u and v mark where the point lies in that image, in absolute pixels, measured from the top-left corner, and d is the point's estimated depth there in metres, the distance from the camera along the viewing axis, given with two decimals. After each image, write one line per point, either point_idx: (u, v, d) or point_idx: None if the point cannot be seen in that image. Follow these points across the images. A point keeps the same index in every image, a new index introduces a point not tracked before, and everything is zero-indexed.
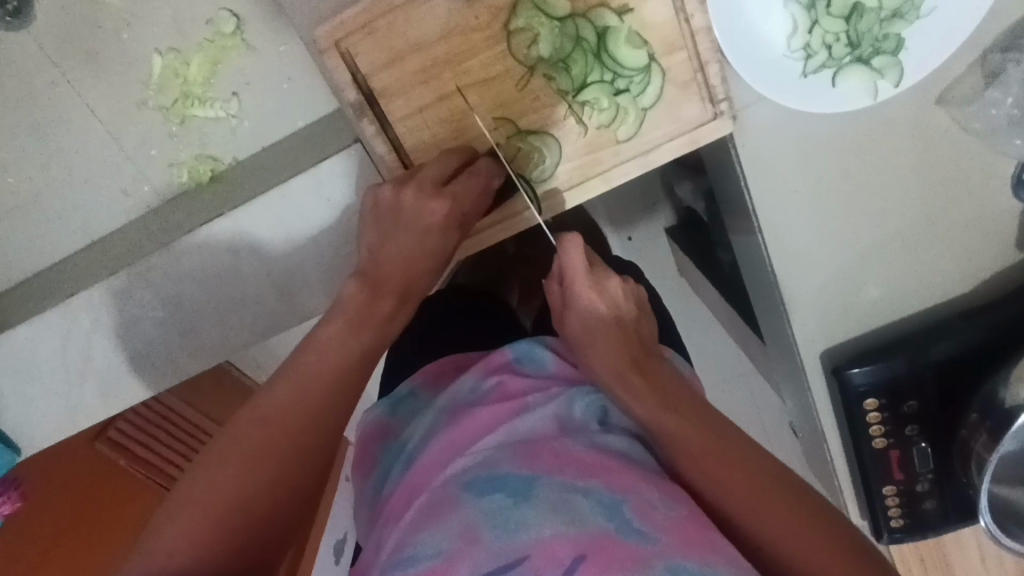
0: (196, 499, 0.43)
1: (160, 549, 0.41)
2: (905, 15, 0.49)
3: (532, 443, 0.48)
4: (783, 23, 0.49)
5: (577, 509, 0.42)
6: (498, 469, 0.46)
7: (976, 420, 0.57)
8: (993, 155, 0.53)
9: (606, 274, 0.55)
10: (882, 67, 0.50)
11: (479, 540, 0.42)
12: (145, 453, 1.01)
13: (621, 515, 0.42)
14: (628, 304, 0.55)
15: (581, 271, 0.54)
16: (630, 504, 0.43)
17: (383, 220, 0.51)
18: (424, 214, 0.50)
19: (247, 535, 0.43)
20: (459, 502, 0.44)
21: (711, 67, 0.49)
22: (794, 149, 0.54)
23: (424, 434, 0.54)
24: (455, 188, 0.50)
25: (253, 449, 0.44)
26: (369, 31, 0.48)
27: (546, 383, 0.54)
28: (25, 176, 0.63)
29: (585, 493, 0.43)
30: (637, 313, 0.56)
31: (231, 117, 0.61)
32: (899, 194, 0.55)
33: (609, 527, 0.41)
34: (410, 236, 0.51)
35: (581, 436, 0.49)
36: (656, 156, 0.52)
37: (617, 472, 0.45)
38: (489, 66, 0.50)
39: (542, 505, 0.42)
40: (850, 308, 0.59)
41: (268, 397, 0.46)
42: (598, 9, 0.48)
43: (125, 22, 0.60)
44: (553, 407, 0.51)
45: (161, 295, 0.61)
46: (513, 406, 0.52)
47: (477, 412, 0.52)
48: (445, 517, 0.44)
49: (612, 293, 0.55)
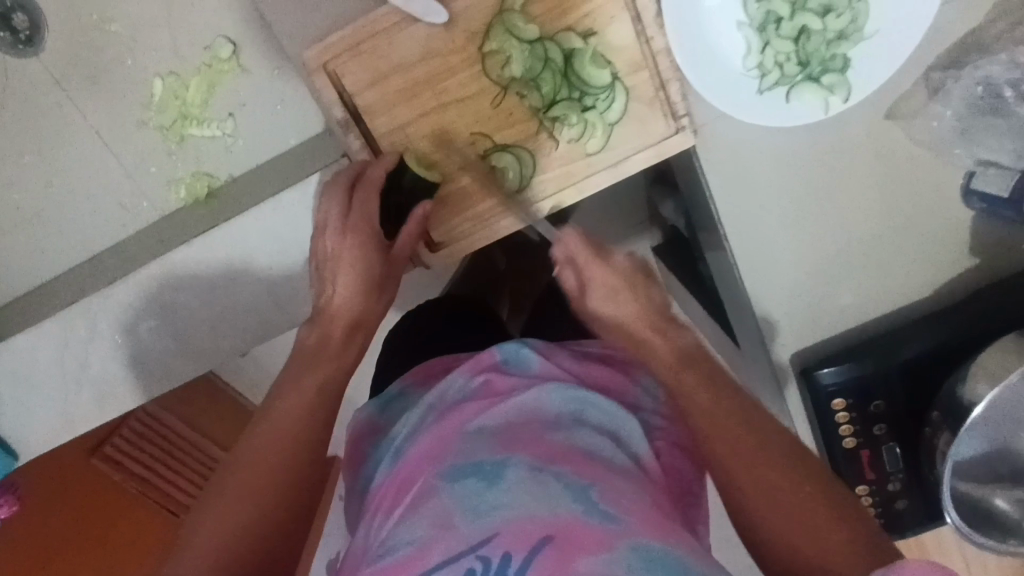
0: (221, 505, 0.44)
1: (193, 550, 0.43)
2: (849, 37, 0.53)
3: (509, 433, 0.51)
4: (737, 44, 0.53)
5: (548, 493, 0.44)
6: (475, 458, 0.48)
7: (938, 418, 0.60)
8: (943, 165, 0.57)
9: (610, 249, 0.56)
10: (832, 84, 0.53)
11: (453, 526, 0.44)
12: (138, 467, 1.02)
13: (590, 498, 0.44)
14: (638, 273, 0.56)
15: (586, 251, 0.55)
16: (597, 489, 0.45)
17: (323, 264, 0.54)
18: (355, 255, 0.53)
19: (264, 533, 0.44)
20: (437, 490, 0.47)
21: (672, 85, 0.53)
22: (754, 161, 0.57)
23: (411, 430, 0.57)
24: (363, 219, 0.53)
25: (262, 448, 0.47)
26: (354, 52, 0.52)
27: (532, 380, 0.57)
28: (30, 193, 0.66)
29: (556, 476, 0.45)
30: (650, 280, 0.56)
31: (227, 136, 0.64)
32: (856, 205, 0.59)
33: (576, 510, 0.43)
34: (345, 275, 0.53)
35: (558, 428, 0.51)
36: (627, 167, 0.56)
37: (592, 463, 0.48)
38: (466, 84, 0.53)
39: (514, 489, 0.44)
40: (821, 314, 0.62)
41: (267, 418, 0.48)
42: (565, 33, 0.52)
43: (129, 49, 0.64)
44: (530, 402, 0.54)
45: (156, 304, 0.64)
46: (496, 401, 0.55)
47: (462, 408, 0.55)
48: (424, 508, 0.46)
49: (620, 264, 0.56)
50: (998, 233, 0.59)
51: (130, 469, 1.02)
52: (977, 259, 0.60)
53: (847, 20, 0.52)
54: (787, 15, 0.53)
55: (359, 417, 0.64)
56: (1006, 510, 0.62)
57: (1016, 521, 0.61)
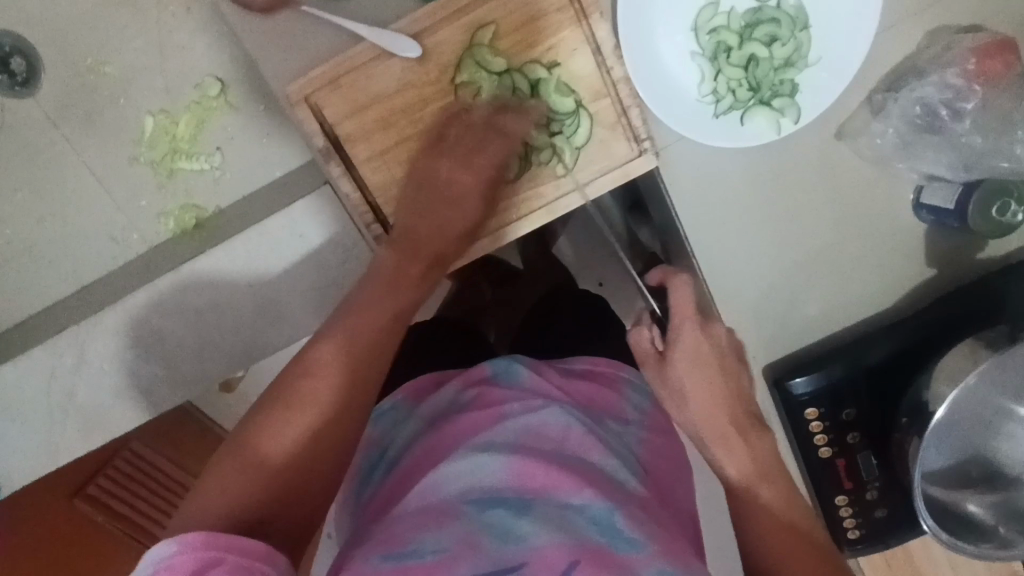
0: (259, 440, 0.47)
1: (231, 484, 0.46)
2: (794, 64, 0.57)
3: (520, 450, 0.52)
4: (693, 73, 0.57)
5: (572, 524, 0.47)
6: (492, 479, 0.50)
7: (906, 424, 0.61)
8: (893, 180, 0.61)
9: (712, 319, 0.58)
10: (782, 107, 0.57)
11: (480, 545, 0.45)
12: (121, 506, 1.01)
13: (614, 525, 0.47)
14: (732, 358, 0.58)
15: (688, 311, 0.57)
16: (619, 516, 0.48)
17: (422, 185, 0.57)
18: (454, 181, 0.56)
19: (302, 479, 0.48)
20: (459, 510, 0.48)
21: (632, 110, 0.56)
22: (716, 179, 0.61)
23: (407, 440, 0.60)
24: (482, 159, 0.56)
25: (305, 398, 0.49)
26: (333, 86, 0.55)
27: (525, 394, 0.59)
28: (22, 228, 0.68)
29: (578, 505, 0.48)
30: (744, 370, 0.58)
31: (215, 168, 0.67)
32: (816, 222, 0.62)
33: (603, 540, 0.46)
34: (440, 204, 0.56)
35: (567, 448, 0.54)
36: (595, 188, 0.59)
37: (604, 485, 0.51)
38: (440, 114, 0.57)
39: (541, 516, 0.47)
40: (788, 325, 0.65)
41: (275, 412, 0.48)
42: (530, 64, 0.56)
43: (122, 89, 0.67)
44: (532, 419, 0.56)
45: (145, 332, 0.65)
46: (493, 414, 0.57)
47: (459, 422, 0.56)
48: (447, 523, 0.46)
49: (717, 336, 0.57)
50: (947, 243, 0.63)
51: (113, 509, 1.00)
52: (934, 269, 0.63)
53: (791, 48, 0.57)
54: (736, 45, 0.57)
55: None
56: (976, 513, 0.62)
57: (989, 525, 0.62)
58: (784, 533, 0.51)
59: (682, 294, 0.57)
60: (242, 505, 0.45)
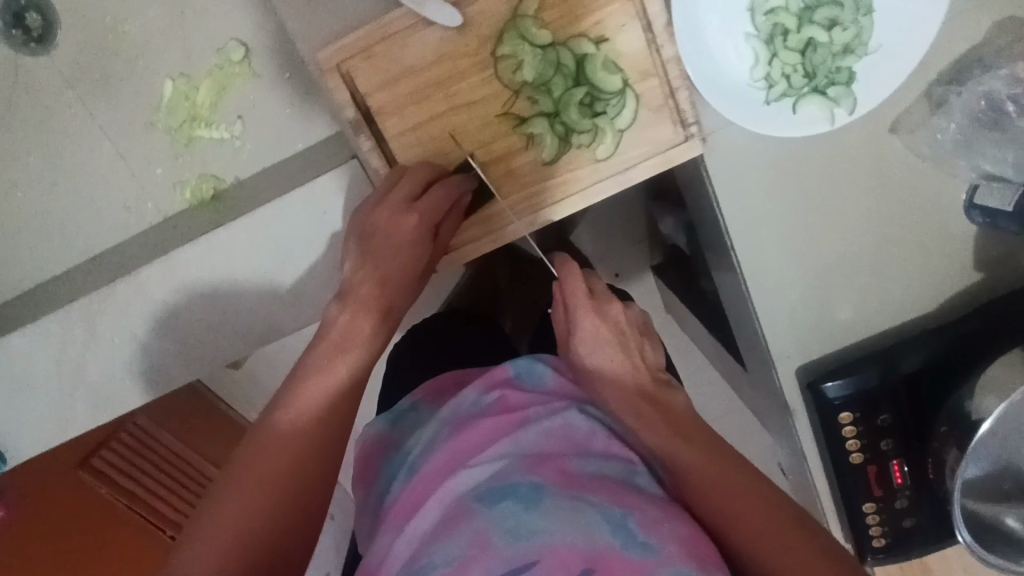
0: (260, 451, 0.48)
1: (243, 498, 0.46)
2: (854, 50, 0.53)
3: (539, 456, 0.51)
4: (745, 56, 0.54)
5: (585, 522, 0.45)
6: (507, 479, 0.49)
7: (946, 433, 0.59)
8: (947, 179, 0.58)
9: (606, 299, 0.57)
10: (838, 96, 0.54)
11: (491, 546, 0.44)
12: (127, 480, 0.99)
13: (628, 528, 0.45)
14: (633, 329, 0.57)
15: (582, 294, 0.56)
16: (634, 519, 0.46)
17: (361, 238, 0.53)
18: (398, 229, 0.52)
19: (309, 489, 0.48)
20: (473, 511, 0.47)
21: (681, 93, 0.53)
22: (762, 169, 0.57)
23: (425, 444, 0.56)
24: (425, 201, 0.52)
25: (303, 408, 0.50)
26: (366, 54, 0.52)
27: (547, 397, 0.57)
28: (34, 192, 0.66)
29: (592, 505, 0.46)
30: (643, 338, 0.58)
31: (235, 138, 0.64)
32: (863, 220, 0.59)
33: (615, 542, 0.44)
34: (387, 253, 0.53)
35: (588, 456, 0.53)
36: (635, 173, 0.56)
37: (622, 493, 0.49)
38: (477, 88, 0.54)
39: (552, 515, 0.45)
40: (825, 327, 0.62)
41: (275, 421, 0.49)
42: (577, 38, 0.52)
43: (140, 51, 0.64)
44: (555, 421, 0.54)
45: (159, 307, 0.63)
46: (516, 417, 0.55)
47: (480, 423, 0.54)
48: (460, 527, 0.46)
49: (614, 318, 0.57)
50: (999, 248, 0.60)
51: (119, 484, 0.99)
52: (982, 274, 0.61)
53: (853, 34, 0.53)
54: (795, 28, 0.54)
55: (367, 430, 0.64)
56: (1015, 528, 0.60)
57: None
58: (764, 521, 0.48)
59: (575, 276, 0.56)
60: (254, 521, 0.45)
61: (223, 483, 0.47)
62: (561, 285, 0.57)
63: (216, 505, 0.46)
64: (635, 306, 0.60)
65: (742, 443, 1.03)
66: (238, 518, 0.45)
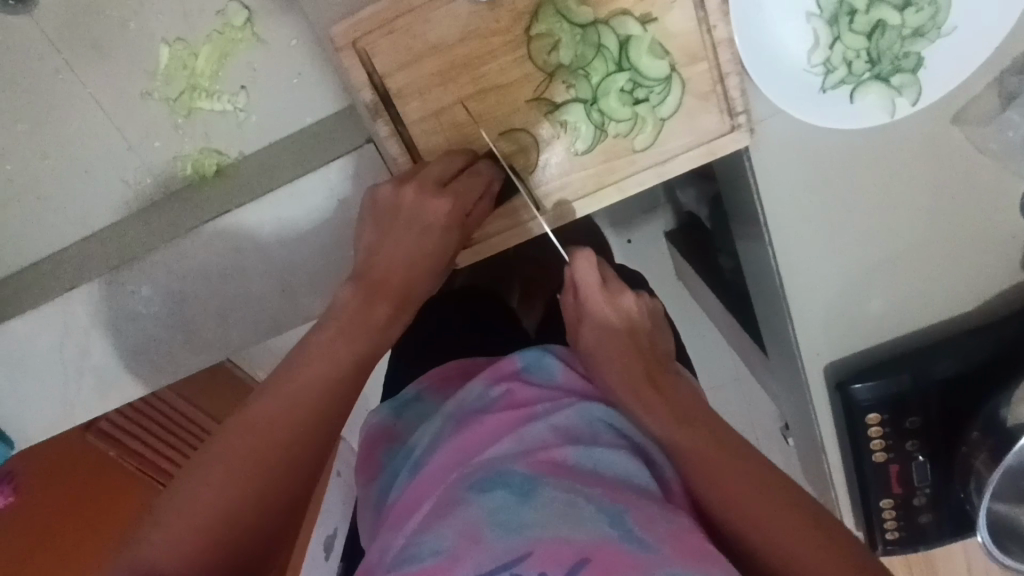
0: (235, 437, 0.43)
1: (208, 489, 0.41)
2: (926, 34, 0.49)
3: (541, 451, 0.47)
4: (804, 38, 0.50)
5: (578, 515, 0.41)
6: (503, 469, 0.45)
7: (978, 438, 0.57)
8: (1012, 175, 0.53)
9: (618, 288, 0.55)
10: (901, 85, 0.50)
11: (482, 540, 0.41)
12: (136, 442, 0.94)
13: (622, 525, 0.41)
14: (643, 320, 0.55)
15: (593, 283, 0.54)
16: (631, 516, 0.42)
17: (384, 217, 0.49)
18: (427, 211, 0.48)
19: (283, 479, 0.43)
20: (464, 501, 0.44)
21: (731, 78, 0.50)
22: (810, 162, 0.53)
23: (430, 440, 0.53)
24: (459, 184, 0.49)
25: (292, 388, 0.44)
26: (386, 29, 0.48)
27: (555, 393, 0.53)
28: (23, 164, 0.61)
29: (588, 499, 0.43)
30: (654, 330, 0.56)
31: (239, 110, 0.60)
32: (915, 214, 0.54)
33: (612, 535, 0.40)
34: (414, 232, 0.49)
35: (590, 448, 0.48)
36: (675, 165, 0.53)
37: (621, 490, 0.45)
38: (508, 69, 0.50)
39: (545, 508, 0.42)
40: (858, 328, 0.59)
41: (255, 401, 0.44)
42: (621, 17, 0.48)
43: (132, 11, 0.58)
44: (562, 416, 0.50)
45: (164, 291, 0.61)
46: (523, 414, 0.51)
47: (486, 418, 0.51)
48: (450, 516, 0.43)
49: (626, 307, 0.55)
50: None
51: (127, 445, 0.93)
52: None
53: (927, 16, 0.49)
54: (863, 8, 0.49)
55: (373, 422, 0.62)
56: None
57: None
58: (770, 512, 0.43)
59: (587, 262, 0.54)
60: (217, 515, 0.41)
61: (190, 466, 0.42)
62: (573, 273, 0.55)
63: (187, 482, 0.42)
64: (648, 294, 0.58)
65: (749, 422, 1.02)
66: (198, 505, 0.41)
